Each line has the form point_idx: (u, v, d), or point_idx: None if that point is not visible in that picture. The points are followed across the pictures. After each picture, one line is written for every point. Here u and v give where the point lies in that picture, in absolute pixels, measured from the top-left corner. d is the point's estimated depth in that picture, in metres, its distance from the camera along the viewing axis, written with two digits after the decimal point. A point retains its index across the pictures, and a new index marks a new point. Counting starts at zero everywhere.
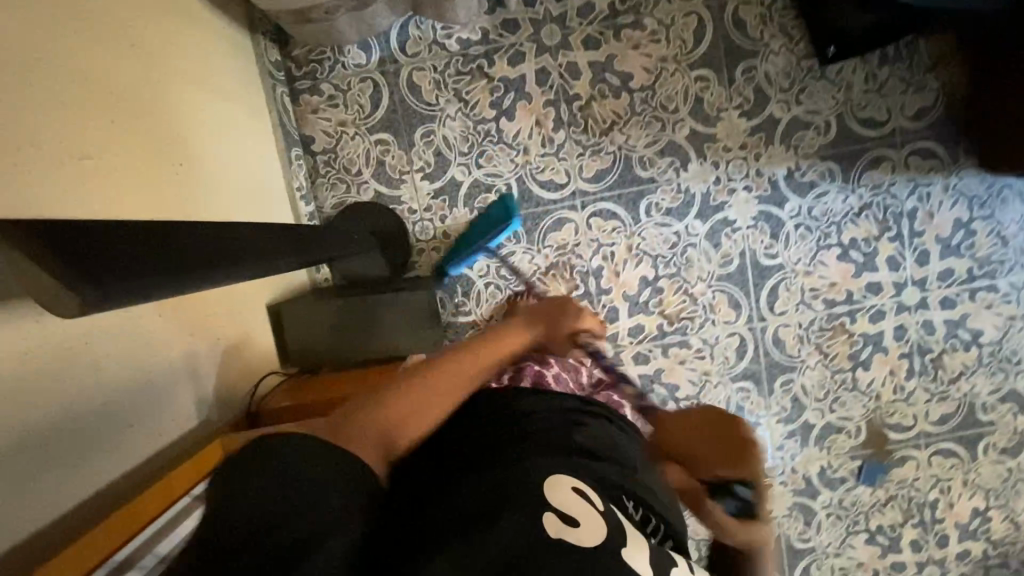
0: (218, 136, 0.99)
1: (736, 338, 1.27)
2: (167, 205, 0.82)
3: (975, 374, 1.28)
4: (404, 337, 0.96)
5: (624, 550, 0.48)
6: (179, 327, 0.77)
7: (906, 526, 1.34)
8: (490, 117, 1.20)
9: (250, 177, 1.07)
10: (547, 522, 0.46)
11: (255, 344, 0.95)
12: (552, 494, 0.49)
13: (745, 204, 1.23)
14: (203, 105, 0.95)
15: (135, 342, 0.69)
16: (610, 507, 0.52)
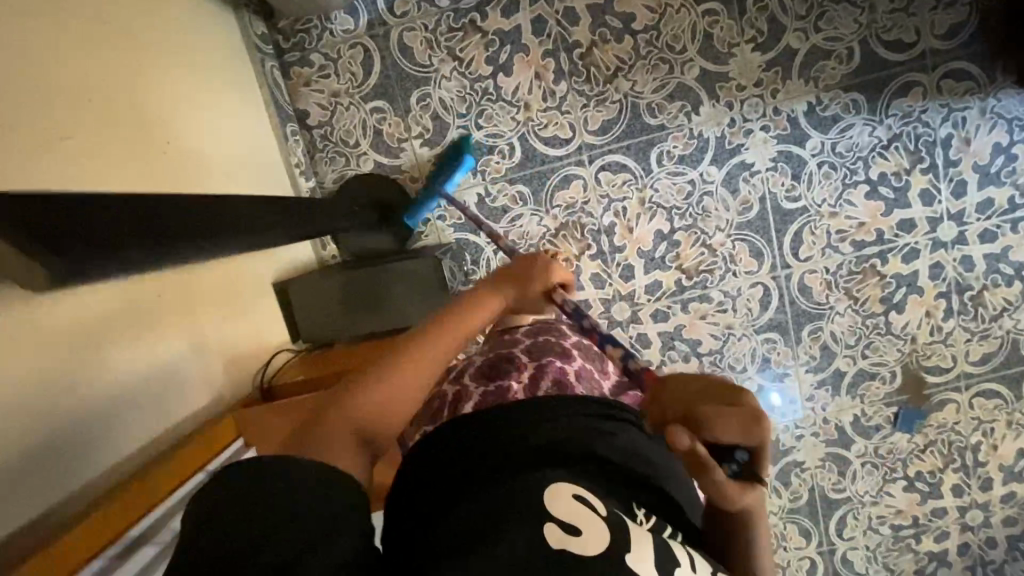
0: (208, 110, 0.96)
1: (759, 288, 1.22)
2: (160, 180, 0.81)
3: (1019, 309, 1.21)
4: (412, 308, 0.94)
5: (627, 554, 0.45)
6: (185, 304, 0.76)
7: (947, 471, 1.30)
8: (487, 74, 1.14)
9: (249, 158, 1.06)
10: (551, 529, 0.44)
11: (266, 323, 0.94)
12: (551, 501, 0.46)
13: (762, 145, 1.15)
14: (201, 89, 0.96)
15: (156, 318, 0.71)
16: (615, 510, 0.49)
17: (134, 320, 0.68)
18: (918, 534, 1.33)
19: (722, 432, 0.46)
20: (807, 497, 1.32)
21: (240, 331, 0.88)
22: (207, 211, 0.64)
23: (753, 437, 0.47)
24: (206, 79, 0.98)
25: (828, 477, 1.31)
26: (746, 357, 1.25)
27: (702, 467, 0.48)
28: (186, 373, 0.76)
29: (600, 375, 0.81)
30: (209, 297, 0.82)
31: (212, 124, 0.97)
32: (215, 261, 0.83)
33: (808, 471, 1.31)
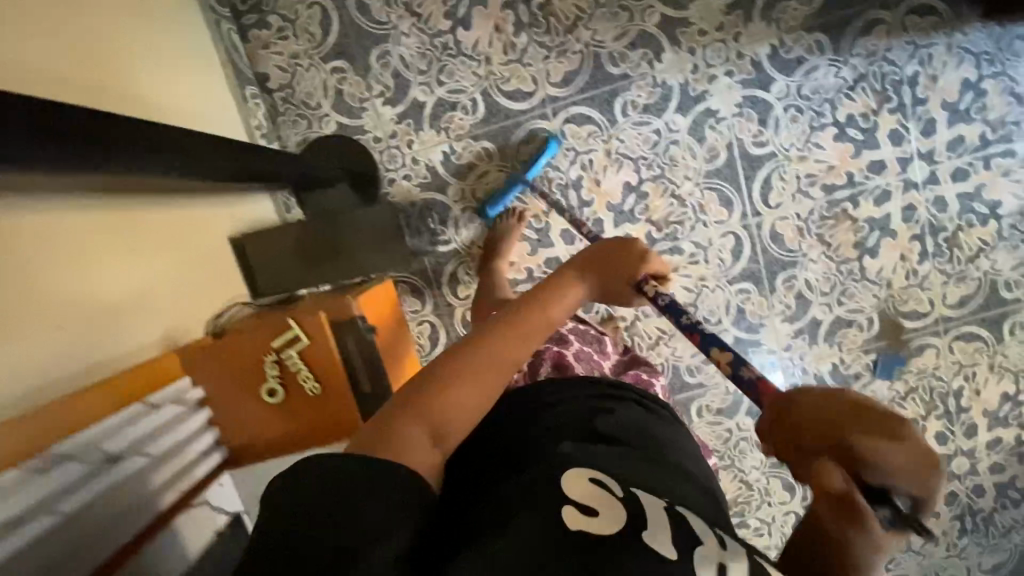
0: (167, 53, 0.96)
1: (731, 239, 1.21)
2: (122, 93, 0.82)
3: (996, 250, 1.20)
4: (367, 255, 0.98)
5: (647, 532, 0.48)
6: (149, 239, 0.76)
7: (930, 419, 1.29)
8: (446, 29, 1.14)
9: (208, 116, 1.04)
10: (568, 512, 0.48)
11: (225, 276, 0.93)
12: (567, 486, 0.50)
13: (727, 91, 1.14)
14: (156, 36, 0.94)
15: (111, 245, 0.69)
16: (635, 492, 0.52)
17: (89, 244, 0.66)
18: None
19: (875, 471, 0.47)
20: None
21: (197, 279, 0.86)
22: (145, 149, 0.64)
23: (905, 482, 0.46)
24: (162, 27, 0.96)
25: None
26: (720, 308, 1.24)
27: (853, 514, 0.48)
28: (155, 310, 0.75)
29: (596, 353, 0.99)
30: (163, 237, 0.79)
31: (169, 73, 0.95)
32: (169, 203, 0.81)
33: None
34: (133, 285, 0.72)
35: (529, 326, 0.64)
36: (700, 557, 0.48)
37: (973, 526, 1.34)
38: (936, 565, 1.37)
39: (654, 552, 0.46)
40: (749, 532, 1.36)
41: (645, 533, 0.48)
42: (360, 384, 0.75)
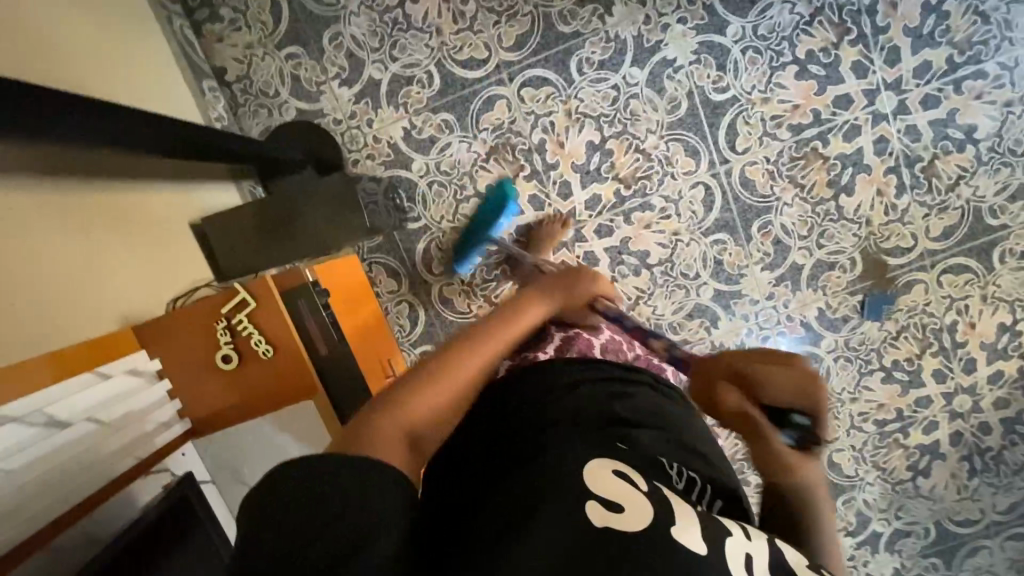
0: (123, 43, 0.98)
1: (701, 189, 1.19)
2: (80, 73, 0.85)
3: (976, 176, 1.16)
4: (328, 227, 1.01)
5: (675, 527, 0.42)
6: (118, 219, 0.79)
7: (926, 357, 1.25)
8: (394, 5, 1.14)
9: (163, 107, 1.05)
10: (593, 509, 0.41)
11: (187, 260, 0.93)
12: (593, 482, 0.43)
13: (682, 38, 1.13)
14: (106, 26, 0.95)
15: (61, 222, 0.69)
16: (658, 485, 0.46)
17: (38, 219, 0.66)
18: (905, 428, 1.29)
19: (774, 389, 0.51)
20: None
21: (156, 262, 0.85)
22: (86, 123, 0.66)
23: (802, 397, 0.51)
24: (111, 16, 0.97)
25: None
26: (697, 262, 1.22)
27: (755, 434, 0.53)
28: (114, 283, 0.76)
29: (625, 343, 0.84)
30: (121, 222, 0.80)
31: (120, 62, 0.96)
32: (125, 189, 0.82)
33: None
34: (85, 263, 0.72)
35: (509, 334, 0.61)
36: (730, 549, 0.43)
37: (982, 466, 1.30)
38: (947, 510, 1.32)
39: (682, 546, 0.41)
40: (750, 490, 1.33)
41: (673, 528, 0.42)
42: (317, 346, 0.75)
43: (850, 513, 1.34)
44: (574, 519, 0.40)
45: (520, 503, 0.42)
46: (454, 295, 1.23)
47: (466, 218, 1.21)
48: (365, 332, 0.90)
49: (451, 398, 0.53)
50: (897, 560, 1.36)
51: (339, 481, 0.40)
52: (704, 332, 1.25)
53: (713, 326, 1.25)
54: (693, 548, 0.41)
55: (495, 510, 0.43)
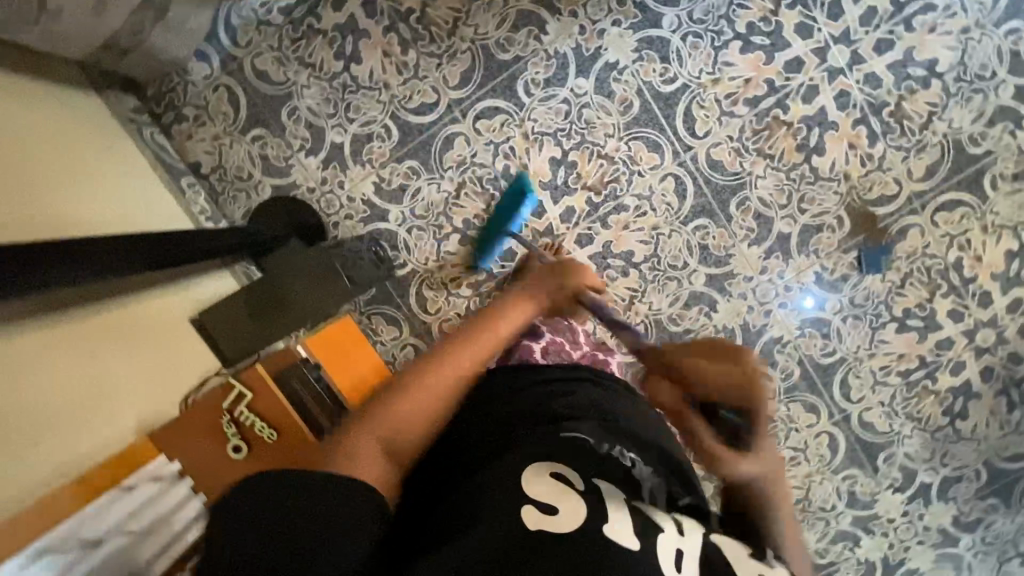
0: (101, 165, 1.06)
1: (671, 180, 1.19)
2: (65, 209, 0.92)
3: (949, 108, 1.14)
4: (313, 301, 1.08)
5: (602, 526, 0.53)
6: (119, 336, 0.85)
7: (937, 299, 1.22)
8: (340, 69, 1.18)
9: (145, 218, 1.11)
10: (529, 516, 0.52)
11: (189, 353, 0.98)
12: (526, 482, 0.56)
13: (620, 40, 1.14)
14: (78, 154, 1.01)
15: (64, 356, 0.74)
16: (593, 483, 0.59)
17: (38, 362, 0.71)
18: (931, 373, 1.25)
19: (706, 382, 0.72)
20: (800, 372, 1.26)
21: (157, 365, 0.90)
22: (78, 264, 0.72)
23: (735, 389, 0.70)
24: (87, 144, 1.05)
25: (815, 344, 1.25)
26: (683, 251, 1.22)
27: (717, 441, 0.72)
28: (121, 393, 0.82)
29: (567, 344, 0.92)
30: (122, 334, 0.85)
31: (97, 186, 1.02)
32: (121, 301, 0.87)
33: (790, 344, 1.25)
34: (88, 392, 0.77)
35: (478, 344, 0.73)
36: (653, 540, 0.54)
37: (1021, 397, 1.26)
38: (995, 448, 1.29)
39: (607, 538, 0.52)
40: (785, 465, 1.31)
41: (604, 525, 0.54)
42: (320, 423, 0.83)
43: (894, 469, 1.31)
44: (513, 515, 0.52)
45: (466, 514, 0.53)
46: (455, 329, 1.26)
47: (450, 254, 1.24)
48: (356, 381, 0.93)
49: (416, 412, 0.63)
50: (953, 508, 1.32)
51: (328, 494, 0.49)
52: (704, 317, 1.24)
53: (712, 310, 1.24)
54: (624, 544, 0.52)
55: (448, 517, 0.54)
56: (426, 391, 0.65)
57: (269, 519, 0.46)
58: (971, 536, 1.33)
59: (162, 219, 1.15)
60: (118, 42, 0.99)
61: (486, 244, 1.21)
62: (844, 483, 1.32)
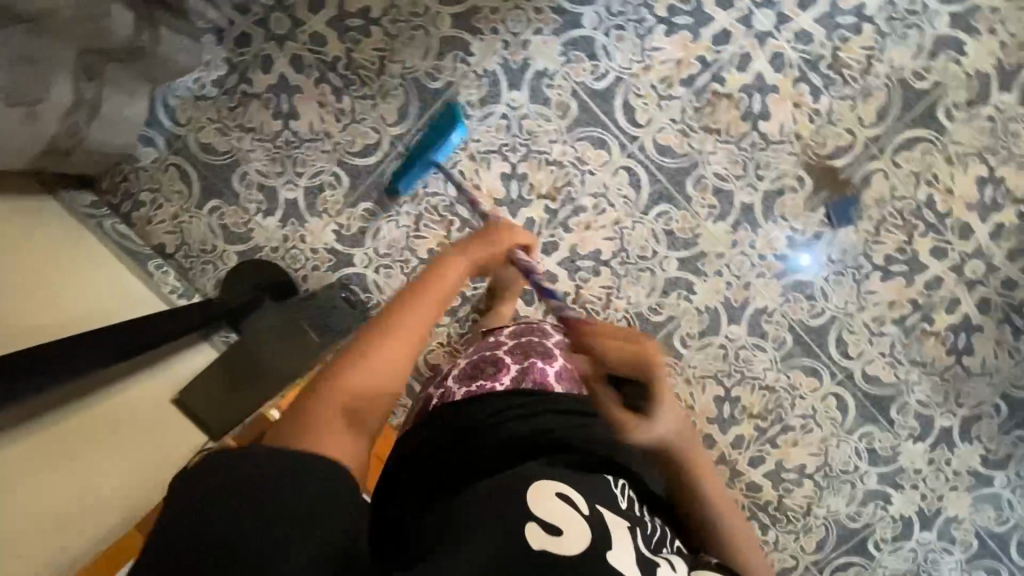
0: (68, 264, 1.09)
1: (623, 173, 1.19)
2: (39, 314, 0.94)
3: (886, 49, 1.12)
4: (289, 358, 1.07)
5: (608, 552, 0.57)
6: (97, 429, 0.85)
7: (917, 240, 1.19)
8: (280, 128, 1.20)
9: (119, 309, 1.12)
10: (530, 530, 0.56)
11: (170, 431, 0.98)
12: (534, 504, 0.59)
13: (545, 46, 1.14)
14: (39, 259, 1.03)
15: (43, 461, 0.77)
16: (598, 508, 0.62)
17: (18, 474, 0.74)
18: (926, 316, 1.22)
19: (611, 364, 0.75)
20: (792, 338, 1.24)
21: (141, 454, 0.91)
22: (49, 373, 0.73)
23: (639, 369, 0.73)
24: (52, 248, 1.08)
25: (801, 307, 1.22)
26: (649, 241, 1.21)
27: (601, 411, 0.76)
28: (103, 481, 0.84)
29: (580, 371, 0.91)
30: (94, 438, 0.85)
31: (65, 286, 1.04)
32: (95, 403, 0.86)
33: (777, 312, 1.23)
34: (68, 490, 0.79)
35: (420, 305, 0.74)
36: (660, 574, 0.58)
37: None
38: (1009, 379, 1.24)
39: (616, 567, 0.56)
40: (798, 434, 1.28)
41: (608, 552, 0.57)
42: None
43: (910, 419, 1.27)
44: (515, 537, 0.55)
45: (457, 522, 0.58)
46: (441, 359, 1.26)
47: (421, 286, 1.25)
48: None
49: (377, 376, 0.65)
50: (979, 447, 1.28)
51: (313, 478, 0.46)
52: (684, 302, 1.23)
53: (691, 293, 1.23)
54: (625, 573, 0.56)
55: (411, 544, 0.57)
56: (372, 380, 0.64)
57: (264, 501, 0.44)
58: (1004, 472, 1.29)
59: (136, 305, 1.17)
60: (58, 146, 1.00)
61: (409, 168, 1.18)
62: (862, 442, 1.28)
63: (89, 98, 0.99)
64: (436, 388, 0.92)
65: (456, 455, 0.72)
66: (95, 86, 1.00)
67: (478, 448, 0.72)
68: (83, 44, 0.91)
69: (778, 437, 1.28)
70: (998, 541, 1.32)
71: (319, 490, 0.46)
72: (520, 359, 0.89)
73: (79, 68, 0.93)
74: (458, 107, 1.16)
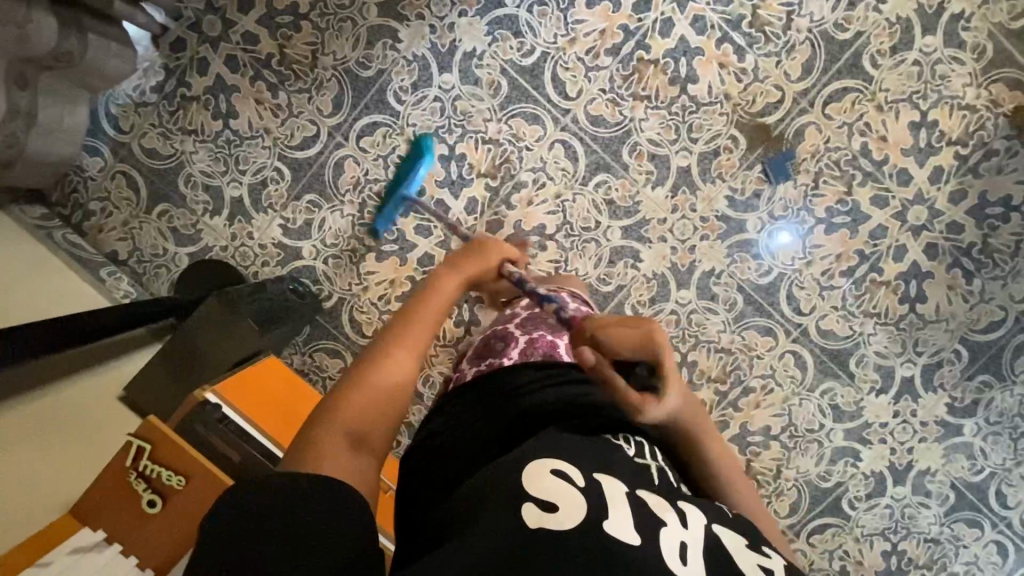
0: (19, 265, 1.09)
1: (559, 146, 1.20)
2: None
3: (805, 3, 1.14)
4: (224, 349, 1.02)
5: (606, 521, 0.53)
6: (32, 420, 0.85)
7: (856, 189, 1.19)
8: (220, 128, 1.23)
9: (55, 310, 1.09)
10: (528, 513, 0.53)
11: (105, 424, 0.97)
12: (527, 482, 0.56)
13: (471, 27, 1.17)
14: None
15: None
16: (595, 477, 0.58)
17: None
18: (875, 265, 1.21)
19: (617, 354, 0.67)
20: (743, 298, 1.24)
21: (72, 448, 0.89)
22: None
23: (647, 355, 0.66)
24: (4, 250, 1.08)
25: (748, 267, 1.22)
26: (591, 211, 1.22)
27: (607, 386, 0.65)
28: (39, 468, 0.83)
29: None
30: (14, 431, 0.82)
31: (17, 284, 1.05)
32: (19, 401, 0.84)
33: (725, 274, 1.23)
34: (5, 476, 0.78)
35: (418, 336, 0.71)
36: (665, 538, 0.54)
37: (977, 265, 1.21)
38: (966, 324, 1.23)
39: (617, 537, 0.52)
40: (759, 396, 1.27)
41: (606, 521, 0.53)
42: (223, 453, 0.88)
43: (870, 371, 1.26)
44: (516, 521, 0.53)
45: (467, 514, 0.56)
46: None
47: (370, 274, 1.26)
48: (280, 410, 0.97)
49: (376, 403, 0.63)
50: (944, 396, 1.26)
51: (321, 500, 0.48)
52: (632, 270, 1.23)
53: (637, 261, 1.23)
54: (624, 540, 0.52)
55: (436, 526, 0.57)
56: (378, 399, 0.63)
57: (277, 517, 0.46)
58: (974, 419, 1.27)
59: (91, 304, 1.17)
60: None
61: (389, 203, 1.20)
62: (825, 399, 1.27)
63: (23, 107, 1.02)
64: (455, 369, 0.96)
65: (472, 433, 0.70)
66: (29, 95, 1.02)
67: (489, 428, 0.70)
68: (11, 53, 0.94)
69: (740, 400, 1.27)
70: (975, 491, 1.29)
71: (332, 507, 0.48)
72: (530, 332, 0.90)
73: (10, 77, 0.96)
74: (428, 138, 1.19)
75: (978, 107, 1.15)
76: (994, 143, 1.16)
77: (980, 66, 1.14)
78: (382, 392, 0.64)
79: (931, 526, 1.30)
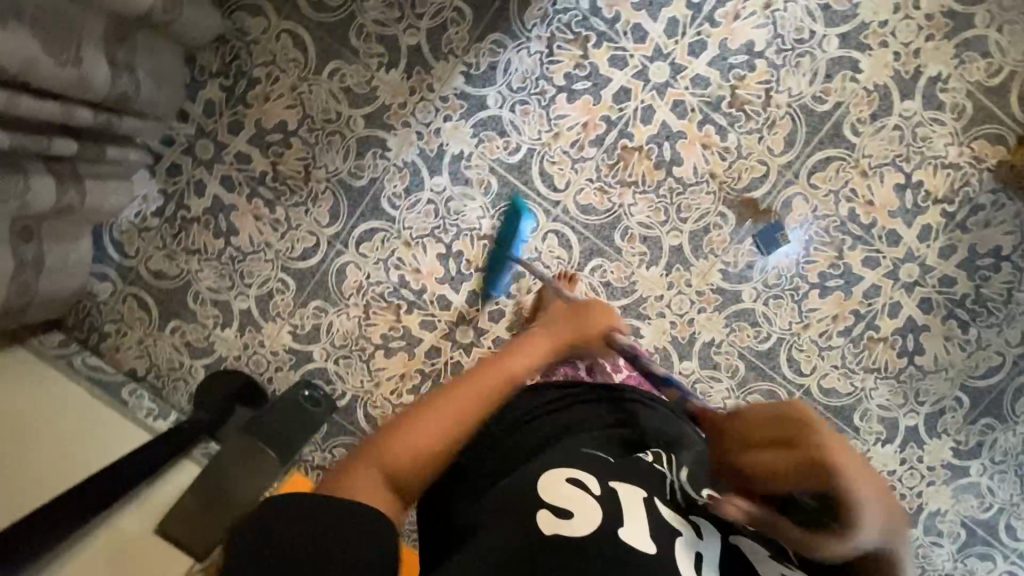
0: (71, 402, 1.14)
1: (553, 237, 1.22)
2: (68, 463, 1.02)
3: (783, 80, 1.15)
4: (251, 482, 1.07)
5: (621, 528, 0.56)
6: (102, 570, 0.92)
7: (848, 252, 1.21)
8: (222, 245, 1.26)
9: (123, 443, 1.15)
10: (543, 521, 0.57)
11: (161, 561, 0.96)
12: (544, 491, 0.60)
13: (456, 130, 1.19)
14: (60, 406, 1.11)
15: None
16: (609, 484, 0.61)
17: None
18: (871, 322, 1.24)
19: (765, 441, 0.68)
20: (744, 365, 1.26)
21: None
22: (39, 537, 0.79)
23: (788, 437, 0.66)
24: (63, 392, 1.15)
25: (746, 335, 1.25)
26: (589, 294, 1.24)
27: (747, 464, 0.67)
28: None
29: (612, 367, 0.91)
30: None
31: (82, 425, 1.11)
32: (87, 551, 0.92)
33: (725, 343, 1.25)
34: None
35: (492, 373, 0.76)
36: (676, 544, 0.57)
37: (971, 314, 1.23)
38: (964, 370, 1.26)
39: (627, 541, 0.55)
40: None
41: (619, 527, 0.56)
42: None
43: (875, 423, 1.28)
44: (531, 528, 0.56)
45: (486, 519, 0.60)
46: None
47: (380, 372, 1.28)
48: None
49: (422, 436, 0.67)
50: (949, 441, 1.29)
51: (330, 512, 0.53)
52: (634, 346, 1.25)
53: (639, 337, 1.25)
54: (640, 546, 0.55)
55: (462, 532, 0.62)
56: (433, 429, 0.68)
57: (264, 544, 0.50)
58: (979, 460, 1.29)
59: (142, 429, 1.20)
60: (12, 307, 1.06)
61: (496, 272, 1.21)
62: None
63: (31, 258, 1.05)
64: None
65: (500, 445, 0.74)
66: (34, 246, 1.06)
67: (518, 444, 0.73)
68: (13, 215, 0.96)
69: None
70: (985, 527, 1.32)
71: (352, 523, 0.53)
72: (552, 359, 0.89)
73: (14, 233, 0.99)
74: (522, 202, 1.20)
75: (961, 164, 1.17)
76: (980, 197, 1.18)
77: (960, 125, 1.15)
78: (428, 424, 0.68)
79: (945, 563, 1.33)
